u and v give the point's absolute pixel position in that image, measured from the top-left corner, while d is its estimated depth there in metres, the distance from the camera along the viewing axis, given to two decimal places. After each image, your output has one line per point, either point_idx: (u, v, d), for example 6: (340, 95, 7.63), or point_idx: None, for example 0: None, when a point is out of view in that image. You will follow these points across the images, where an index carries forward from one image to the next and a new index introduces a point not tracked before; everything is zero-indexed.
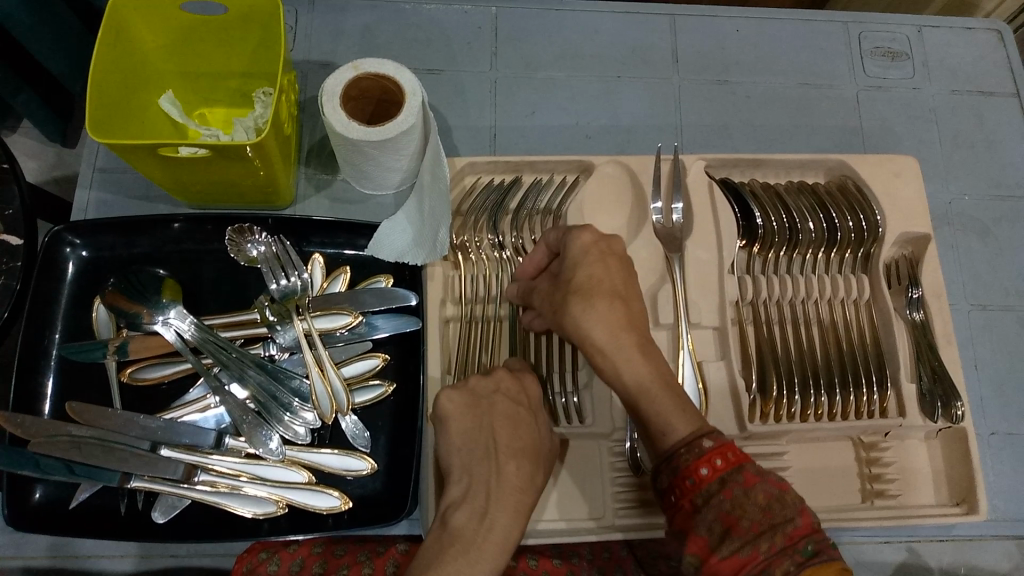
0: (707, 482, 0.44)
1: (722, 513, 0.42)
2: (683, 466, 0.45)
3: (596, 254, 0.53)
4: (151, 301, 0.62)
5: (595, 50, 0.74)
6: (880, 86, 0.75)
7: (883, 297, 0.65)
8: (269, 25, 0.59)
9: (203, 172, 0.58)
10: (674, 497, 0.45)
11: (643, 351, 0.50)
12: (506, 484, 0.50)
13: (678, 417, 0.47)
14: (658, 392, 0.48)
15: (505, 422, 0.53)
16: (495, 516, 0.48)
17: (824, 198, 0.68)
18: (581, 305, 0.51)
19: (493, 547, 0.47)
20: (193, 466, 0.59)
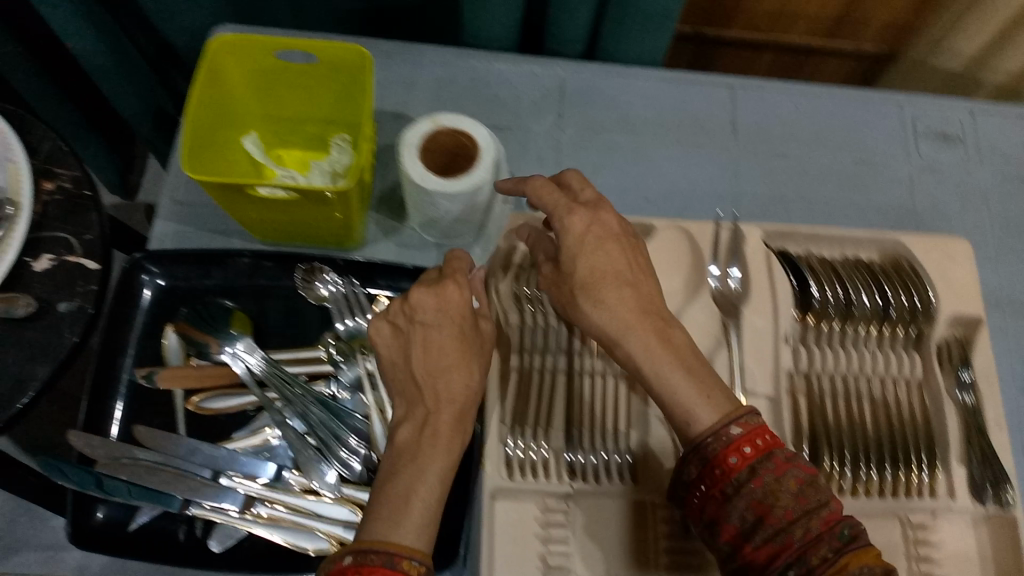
0: (737, 469, 0.47)
1: (754, 501, 0.46)
2: (712, 455, 0.48)
3: (593, 242, 0.54)
4: (221, 332, 0.64)
5: (658, 115, 0.76)
6: (933, 169, 0.77)
7: (935, 379, 0.67)
8: (355, 75, 0.62)
9: (283, 210, 0.60)
10: (702, 485, 0.49)
11: (659, 337, 0.52)
12: (442, 397, 0.54)
13: (696, 405, 0.50)
14: (659, 355, 0.51)
15: (435, 345, 0.55)
16: (437, 429, 0.53)
17: (877, 274, 0.69)
18: (590, 302, 0.53)
19: (441, 460, 0.51)
20: (252, 497, 0.60)
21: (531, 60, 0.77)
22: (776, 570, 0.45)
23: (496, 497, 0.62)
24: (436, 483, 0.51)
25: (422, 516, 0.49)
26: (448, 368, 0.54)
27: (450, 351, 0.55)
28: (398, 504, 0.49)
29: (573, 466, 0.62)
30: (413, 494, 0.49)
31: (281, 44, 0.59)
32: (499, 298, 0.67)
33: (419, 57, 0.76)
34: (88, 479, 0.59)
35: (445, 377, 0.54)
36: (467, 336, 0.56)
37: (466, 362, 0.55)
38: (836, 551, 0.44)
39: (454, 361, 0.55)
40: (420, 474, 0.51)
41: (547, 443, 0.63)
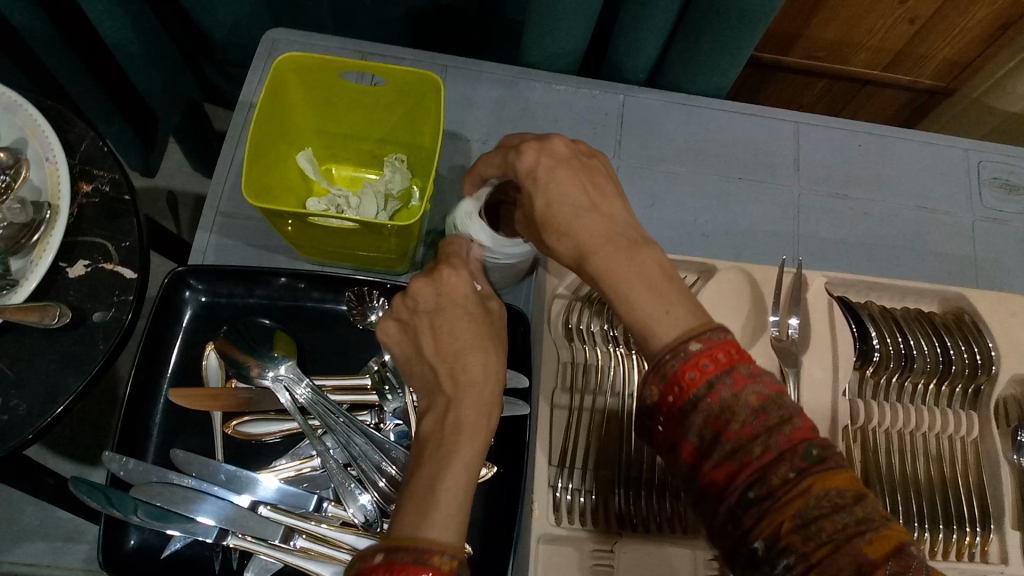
0: (694, 385, 0.41)
1: (711, 417, 0.40)
2: (670, 372, 0.42)
3: (544, 174, 0.49)
4: (264, 354, 0.62)
5: (717, 148, 0.74)
6: (995, 218, 0.75)
7: (991, 437, 0.64)
8: (420, 100, 0.60)
9: (338, 234, 0.58)
10: (659, 405, 0.43)
11: (633, 255, 0.45)
12: (461, 381, 0.48)
13: (658, 326, 0.43)
14: (619, 263, 0.45)
15: (450, 329, 0.50)
16: (461, 418, 0.46)
17: (938, 327, 0.67)
18: (556, 239, 0.48)
19: (469, 446, 0.45)
20: (291, 528, 0.57)
21: (591, 85, 0.75)
22: (735, 492, 0.39)
23: (542, 541, 0.59)
24: (462, 478, 0.44)
25: (448, 511, 0.42)
26: (462, 351, 0.49)
27: (466, 335, 0.50)
28: (423, 497, 0.43)
29: (621, 514, 0.59)
30: (438, 492, 0.42)
31: (348, 64, 0.58)
32: (552, 334, 0.66)
33: (477, 76, 0.75)
34: (98, 494, 0.54)
35: (463, 360, 0.49)
36: (476, 316, 0.52)
37: (486, 346, 0.50)
38: (799, 472, 0.38)
39: (468, 343, 0.49)
40: (444, 463, 0.44)
41: (593, 488, 0.60)
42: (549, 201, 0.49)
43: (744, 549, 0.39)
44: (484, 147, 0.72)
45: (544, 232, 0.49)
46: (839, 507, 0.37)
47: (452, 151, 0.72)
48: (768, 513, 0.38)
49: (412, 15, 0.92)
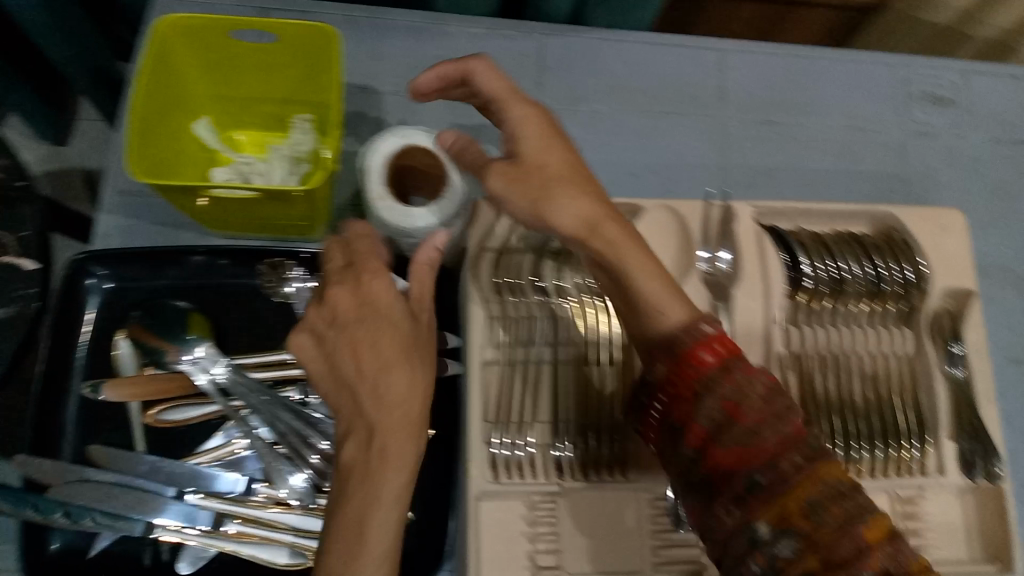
0: (706, 366, 0.44)
1: (725, 400, 0.43)
2: (684, 351, 0.44)
3: (545, 136, 0.49)
4: (177, 337, 0.59)
5: (639, 83, 0.71)
6: (925, 133, 0.73)
7: (926, 351, 0.65)
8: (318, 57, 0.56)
9: (245, 206, 0.55)
10: (667, 384, 0.44)
11: (636, 237, 0.48)
12: (384, 403, 0.46)
13: (663, 311, 0.46)
14: (628, 249, 0.47)
15: (372, 344, 0.48)
16: (386, 445, 0.45)
17: (869, 248, 0.66)
18: (566, 197, 0.48)
19: (396, 479, 0.45)
20: (221, 513, 0.57)
21: (507, 25, 0.71)
22: (745, 475, 0.41)
23: (480, 499, 0.59)
24: (390, 514, 0.45)
25: (383, 551, 0.44)
26: (388, 371, 0.47)
27: (394, 352, 0.48)
28: (353, 538, 0.44)
29: (559, 461, 0.60)
30: (366, 537, 0.44)
31: (235, 22, 0.54)
32: (480, 289, 0.62)
33: (384, 24, 0.69)
34: (25, 500, 0.54)
35: (388, 379, 0.47)
36: (403, 331, 0.49)
37: (416, 365, 0.48)
38: (807, 459, 0.41)
39: (393, 358, 0.48)
40: (377, 500, 0.44)
41: (531, 438, 0.60)
42: (559, 160, 0.49)
43: (745, 535, 0.40)
44: (396, 100, 0.67)
45: (535, 202, 0.48)
46: (845, 499, 0.40)
47: (362, 107, 0.67)
48: (774, 499, 0.40)
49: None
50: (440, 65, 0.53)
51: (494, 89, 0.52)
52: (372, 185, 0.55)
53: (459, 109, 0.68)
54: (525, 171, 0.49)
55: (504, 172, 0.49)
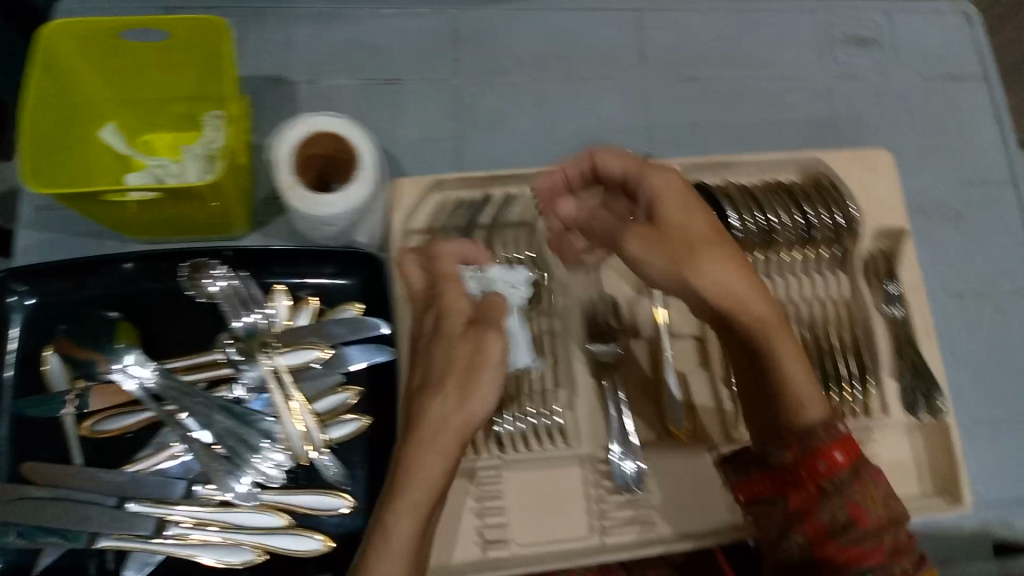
0: (829, 473, 0.47)
1: (849, 503, 0.47)
2: (818, 445, 0.48)
3: (675, 192, 0.49)
4: (105, 347, 0.59)
5: (557, 50, 0.70)
6: (850, 75, 0.73)
7: (862, 293, 0.65)
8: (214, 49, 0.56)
9: (154, 209, 0.55)
10: (794, 472, 0.49)
11: (761, 286, 0.48)
12: (425, 433, 0.46)
13: (795, 406, 0.48)
14: (783, 341, 0.47)
15: (436, 367, 0.48)
16: (413, 471, 0.45)
17: (797, 196, 0.66)
18: (708, 258, 0.47)
19: (412, 514, 0.44)
20: (163, 519, 0.56)
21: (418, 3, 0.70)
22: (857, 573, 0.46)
23: None
24: (410, 528, 0.44)
25: (401, 555, 0.43)
26: (445, 390, 0.47)
27: (450, 367, 0.47)
28: (362, 574, 0.43)
29: (501, 436, 0.59)
30: (387, 543, 0.43)
31: (122, 22, 0.53)
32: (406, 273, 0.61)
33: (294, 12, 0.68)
34: (8, 531, 0.55)
35: (439, 399, 0.46)
36: (463, 367, 0.47)
37: (473, 384, 0.46)
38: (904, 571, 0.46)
39: (444, 383, 0.47)
40: (405, 509, 0.44)
41: None
42: (682, 212, 0.49)
43: None
44: (311, 89, 0.67)
45: (676, 263, 0.47)
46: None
47: (278, 99, 0.66)
48: None
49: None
50: (628, 155, 0.53)
51: (624, 165, 0.53)
52: (281, 175, 0.54)
53: (376, 92, 0.67)
54: (670, 234, 0.48)
55: (644, 235, 0.49)
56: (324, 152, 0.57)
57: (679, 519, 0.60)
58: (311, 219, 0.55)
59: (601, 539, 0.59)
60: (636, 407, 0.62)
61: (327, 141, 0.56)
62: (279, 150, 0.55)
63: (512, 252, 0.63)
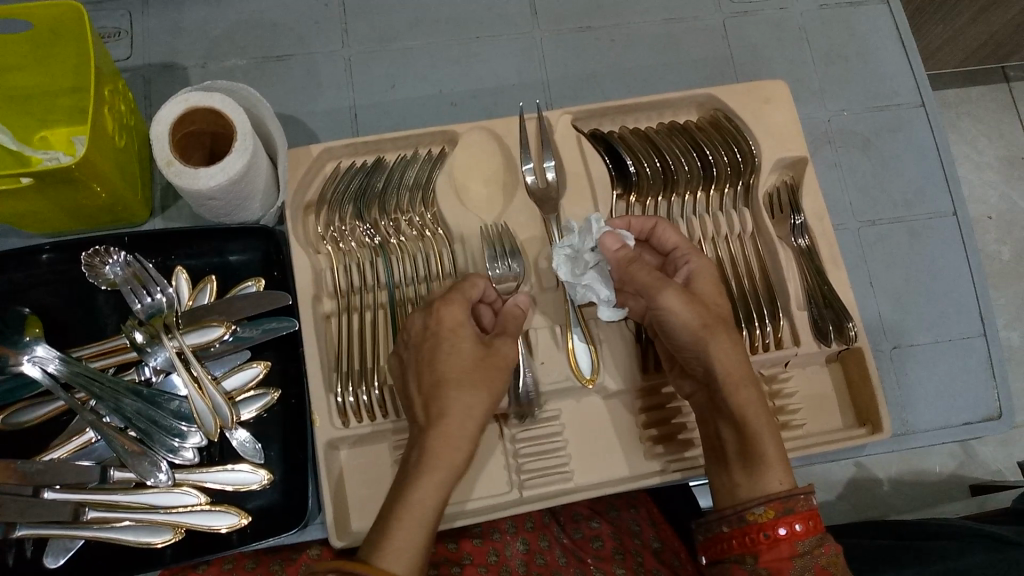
0: (801, 537, 0.47)
1: (818, 568, 0.47)
2: (791, 511, 0.48)
3: (709, 276, 0.55)
4: (13, 341, 0.59)
5: (448, 13, 0.73)
6: (745, 11, 0.76)
7: (766, 227, 0.63)
8: (80, 34, 0.60)
9: (39, 197, 0.57)
10: (768, 530, 0.48)
11: (732, 340, 0.53)
12: (436, 412, 0.50)
13: (772, 473, 0.49)
14: (763, 423, 0.51)
15: (444, 351, 0.52)
16: (430, 449, 0.49)
17: (696, 135, 0.65)
18: (722, 338, 0.52)
19: (428, 480, 0.48)
20: (80, 504, 0.56)
21: None
22: None
23: (331, 445, 0.58)
24: (433, 506, 0.48)
25: (423, 515, 0.47)
26: (464, 389, 0.50)
27: (470, 369, 0.51)
28: (382, 522, 0.47)
29: None
30: (412, 499, 0.47)
31: None
32: (308, 244, 0.62)
33: None
34: None
35: (463, 396, 0.50)
36: (476, 354, 0.52)
37: (492, 387, 0.51)
38: None
39: (450, 372, 0.51)
40: (433, 487, 0.48)
41: (377, 382, 0.59)
42: (700, 284, 0.55)
43: None
44: (203, 71, 0.70)
45: (708, 340, 0.52)
46: None
47: (169, 83, 0.69)
48: None
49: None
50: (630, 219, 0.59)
51: (677, 243, 0.57)
52: (160, 154, 0.55)
53: (269, 69, 0.70)
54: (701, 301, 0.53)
55: (684, 296, 0.52)
56: (207, 126, 0.58)
57: (595, 470, 0.59)
58: (196, 194, 0.56)
59: (520, 492, 0.58)
60: (545, 359, 0.59)
61: (201, 114, 0.57)
62: (154, 129, 0.55)
63: (410, 213, 0.63)
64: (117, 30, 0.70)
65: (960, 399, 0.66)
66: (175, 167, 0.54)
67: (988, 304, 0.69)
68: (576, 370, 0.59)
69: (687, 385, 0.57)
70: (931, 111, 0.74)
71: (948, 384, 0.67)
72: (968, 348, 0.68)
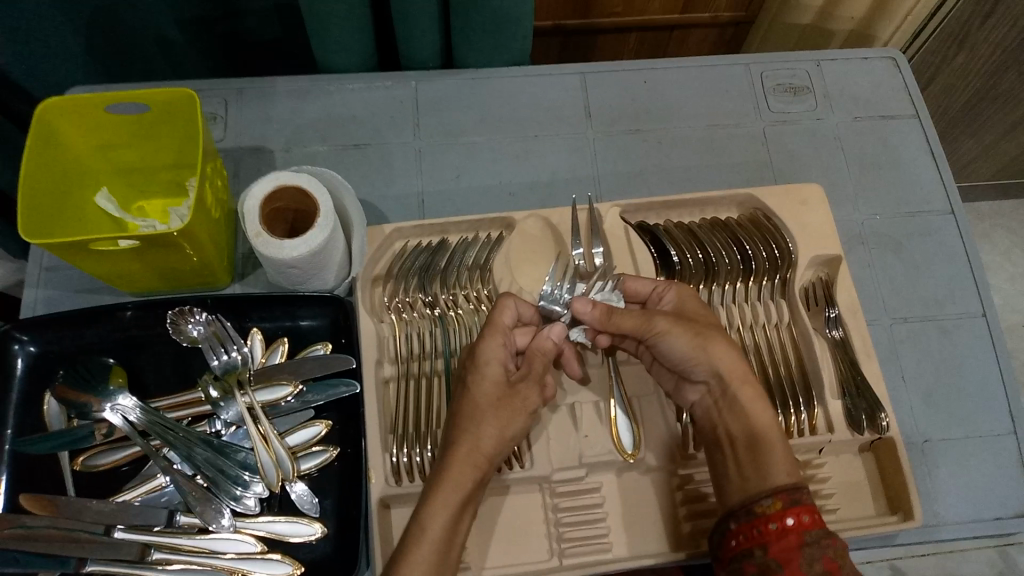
0: (808, 528, 0.51)
1: (826, 558, 0.50)
2: (798, 502, 0.52)
3: (694, 302, 0.62)
4: (98, 389, 0.65)
5: (511, 113, 0.81)
6: (784, 120, 0.82)
7: (802, 318, 0.67)
8: (189, 117, 0.67)
9: (137, 258, 0.64)
10: (776, 521, 0.51)
11: (727, 344, 0.59)
12: (458, 438, 0.55)
13: (778, 468, 0.54)
14: (768, 424, 0.57)
15: (481, 385, 0.57)
16: (449, 472, 0.54)
17: (736, 231, 0.70)
18: (719, 345, 0.58)
19: (440, 510, 0.53)
20: (146, 544, 0.60)
21: (385, 77, 0.81)
22: None
23: (384, 503, 0.62)
24: (443, 522, 0.52)
25: (435, 541, 0.52)
26: (484, 423, 0.55)
27: (494, 404, 0.56)
28: (412, 542, 0.52)
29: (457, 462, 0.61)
30: (426, 527, 0.52)
31: (108, 98, 0.64)
32: (373, 315, 0.68)
33: (275, 89, 0.80)
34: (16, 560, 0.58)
35: (478, 428, 0.55)
36: (501, 390, 0.57)
37: (506, 424, 0.56)
38: None
39: (481, 412, 0.56)
40: (444, 506, 0.53)
41: (429, 445, 0.62)
42: (686, 307, 0.62)
43: None
44: (287, 155, 0.77)
45: (711, 347, 0.58)
46: None
47: (258, 164, 0.77)
48: None
49: (225, 39, 0.96)
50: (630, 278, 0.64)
51: (649, 287, 0.64)
52: (250, 227, 0.61)
53: (347, 156, 0.78)
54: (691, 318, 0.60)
55: (671, 321, 0.59)
56: (292, 204, 0.64)
57: (634, 541, 0.61)
58: (278, 262, 0.61)
59: (559, 560, 0.60)
60: (589, 432, 0.63)
61: (288, 193, 0.63)
62: (246, 205, 0.61)
63: (469, 288, 0.69)
64: (214, 114, 0.78)
65: (991, 493, 0.68)
66: (262, 238, 0.60)
67: (1018, 403, 0.71)
68: (618, 445, 0.62)
69: (693, 392, 0.61)
70: (961, 218, 0.79)
71: (979, 478, 0.68)
72: (1000, 446, 0.69)
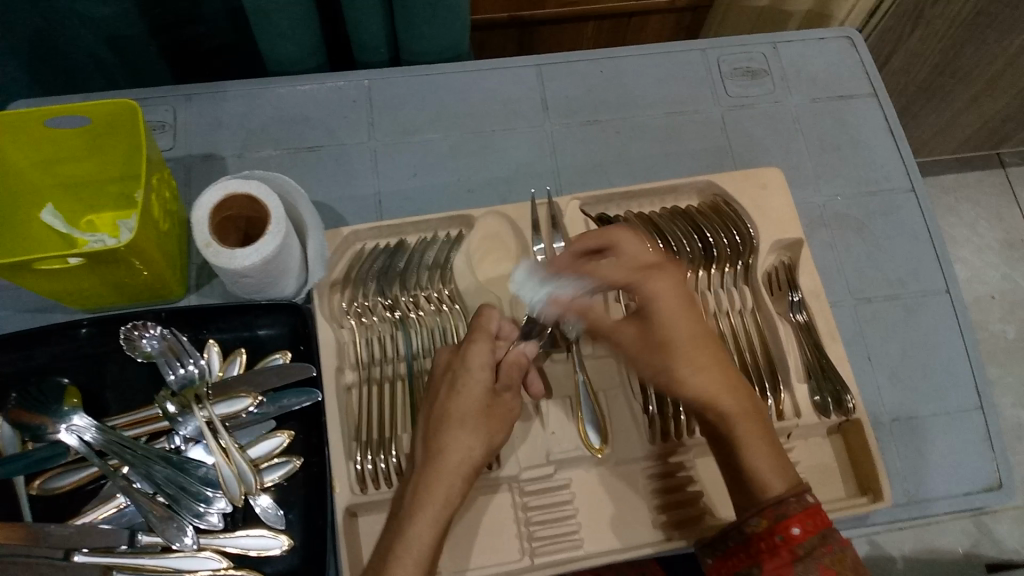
0: (800, 540, 0.47)
1: (822, 567, 0.46)
2: (784, 516, 0.48)
3: (670, 303, 0.57)
4: (53, 410, 0.63)
5: (466, 109, 0.79)
6: (742, 104, 0.82)
7: (765, 303, 0.67)
8: (133, 127, 0.65)
9: (87, 275, 0.62)
10: (766, 538, 0.48)
11: (707, 362, 0.56)
12: (438, 449, 0.53)
13: (768, 484, 0.50)
14: (754, 435, 0.53)
15: (470, 393, 0.55)
16: (432, 487, 0.52)
17: (696, 218, 0.70)
18: (679, 362, 0.56)
19: (424, 530, 0.50)
20: (108, 566, 0.58)
21: (336, 77, 0.79)
22: None
23: (349, 512, 0.61)
24: (428, 544, 0.50)
25: (421, 562, 0.49)
26: (461, 432, 0.54)
27: (476, 412, 0.54)
28: (392, 558, 0.49)
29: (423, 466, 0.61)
30: (410, 548, 0.50)
31: (47, 112, 0.61)
32: (330, 321, 0.66)
33: (225, 93, 0.78)
34: None
35: (462, 438, 0.53)
36: (485, 400, 0.55)
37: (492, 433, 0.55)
38: None
39: (468, 422, 0.54)
40: (428, 527, 0.50)
41: (395, 449, 0.62)
42: (662, 312, 0.57)
43: None
44: (239, 161, 0.76)
45: (664, 361, 0.56)
46: None
47: (210, 172, 0.75)
48: None
49: None
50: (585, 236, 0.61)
51: (621, 275, 0.59)
52: (201, 238, 0.59)
53: (301, 159, 0.76)
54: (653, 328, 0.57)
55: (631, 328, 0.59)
56: (242, 211, 0.63)
57: (605, 536, 0.61)
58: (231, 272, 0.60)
59: (531, 560, 0.59)
60: (556, 430, 0.62)
61: (238, 200, 0.62)
62: (195, 214, 0.59)
63: (429, 290, 0.67)
64: (162, 123, 0.77)
65: (961, 470, 0.68)
66: (215, 248, 0.58)
67: (983, 377, 0.71)
68: (586, 441, 0.61)
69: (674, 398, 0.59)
70: (921, 195, 0.79)
71: (948, 455, 0.68)
72: (967, 422, 0.70)
